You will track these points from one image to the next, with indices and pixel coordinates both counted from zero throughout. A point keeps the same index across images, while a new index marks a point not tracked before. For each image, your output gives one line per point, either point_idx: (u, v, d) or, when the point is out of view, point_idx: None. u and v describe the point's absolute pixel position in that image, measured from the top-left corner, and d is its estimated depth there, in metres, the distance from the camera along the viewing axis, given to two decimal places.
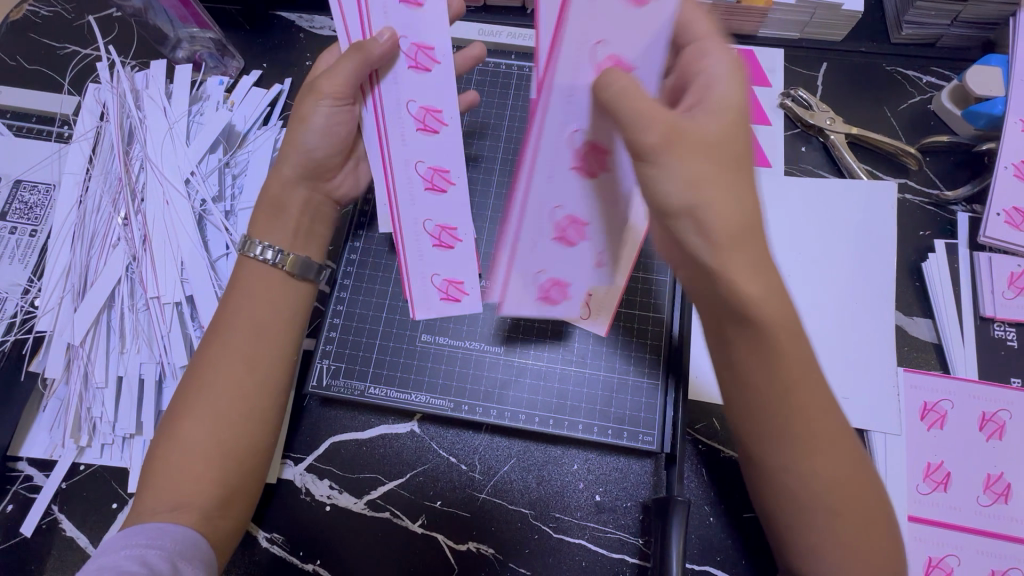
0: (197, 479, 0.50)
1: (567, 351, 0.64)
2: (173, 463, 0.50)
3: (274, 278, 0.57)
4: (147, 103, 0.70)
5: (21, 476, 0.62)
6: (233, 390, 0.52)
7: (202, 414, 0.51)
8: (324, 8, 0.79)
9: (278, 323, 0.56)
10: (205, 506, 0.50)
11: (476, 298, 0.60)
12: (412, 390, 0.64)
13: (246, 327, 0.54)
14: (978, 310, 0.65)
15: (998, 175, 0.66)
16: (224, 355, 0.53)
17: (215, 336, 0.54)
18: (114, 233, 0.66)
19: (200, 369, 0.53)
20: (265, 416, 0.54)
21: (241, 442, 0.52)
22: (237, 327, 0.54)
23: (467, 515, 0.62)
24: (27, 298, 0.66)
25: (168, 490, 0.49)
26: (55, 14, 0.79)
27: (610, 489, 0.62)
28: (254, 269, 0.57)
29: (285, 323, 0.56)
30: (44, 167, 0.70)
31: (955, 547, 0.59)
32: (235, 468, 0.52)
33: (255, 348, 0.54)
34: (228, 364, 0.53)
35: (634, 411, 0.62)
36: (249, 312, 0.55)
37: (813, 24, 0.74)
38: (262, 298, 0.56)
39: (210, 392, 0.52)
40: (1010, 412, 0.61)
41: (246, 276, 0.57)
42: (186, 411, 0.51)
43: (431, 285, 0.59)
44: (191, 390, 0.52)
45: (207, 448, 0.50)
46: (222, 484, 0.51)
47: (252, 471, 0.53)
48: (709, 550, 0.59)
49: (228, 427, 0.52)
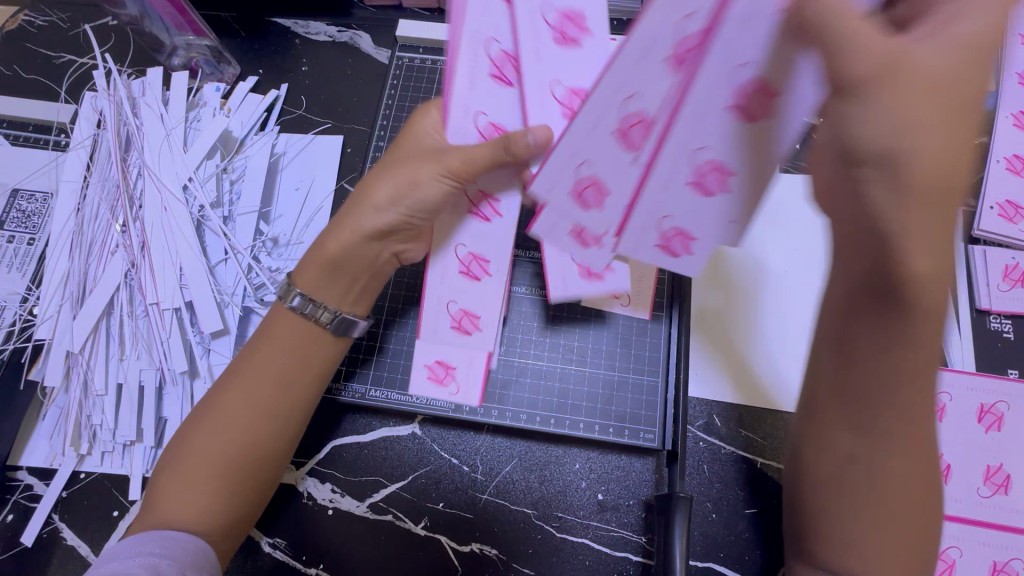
0: (199, 508, 0.49)
1: (567, 349, 0.65)
2: (173, 495, 0.49)
3: (300, 331, 0.55)
4: (144, 110, 0.71)
5: (20, 485, 0.62)
6: (247, 439, 0.51)
7: (210, 451, 0.50)
8: (319, 14, 0.79)
9: (303, 374, 0.55)
10: (204, 530, 0.49)
11: (661, 219, 0.45)
12: (413, 391, 0.65)
13: (264, 374, 0.53)
14: (974, 303, 0.65)
15: (990, 169, 0.67)
16: (238, 402, 0.52)
17: (230, 379, 0.53)
18: (113, 240, 0.66)
19: (214, 406, 0.52)
20: (278, 456, 0.54)
21: (252, 479, 0.52)
22: (251, 373, 0.53)
23: (469, 517, 0.62)
24: (25, 307, 0.65)
25: (174, 511, 0.49)
26: (50, 23, 0.79)
27: (612, 487, 0.62)
28: (277, 319, 0.55)
29: (305, 374, 0.55)
30: (41, 175, 0.70)
31: (958, 539, 0.59)
32: (239, 499, 0.52)
33: (272, 397, 0.53)
34: (236, 412, 0.52)
35: (634, 409, 0.62)
36: (269, 360, 0.54)
37: None
38: (292, 347, 0.54)
39: (217, 436, 0.51)
40: (1008, 403, 0.62)
41: (276, 322, 0.55)
42: (192, 453, 0.51)
43: (572, 172, 0.45)
44: (202, 422, 0.52)
45: (213, 485, 0.50)
46: (232, 513, 0.51)
47: (251, 503, 0.53)
48: (712, 547, 0.59)
49: (233, 465, 0.51)
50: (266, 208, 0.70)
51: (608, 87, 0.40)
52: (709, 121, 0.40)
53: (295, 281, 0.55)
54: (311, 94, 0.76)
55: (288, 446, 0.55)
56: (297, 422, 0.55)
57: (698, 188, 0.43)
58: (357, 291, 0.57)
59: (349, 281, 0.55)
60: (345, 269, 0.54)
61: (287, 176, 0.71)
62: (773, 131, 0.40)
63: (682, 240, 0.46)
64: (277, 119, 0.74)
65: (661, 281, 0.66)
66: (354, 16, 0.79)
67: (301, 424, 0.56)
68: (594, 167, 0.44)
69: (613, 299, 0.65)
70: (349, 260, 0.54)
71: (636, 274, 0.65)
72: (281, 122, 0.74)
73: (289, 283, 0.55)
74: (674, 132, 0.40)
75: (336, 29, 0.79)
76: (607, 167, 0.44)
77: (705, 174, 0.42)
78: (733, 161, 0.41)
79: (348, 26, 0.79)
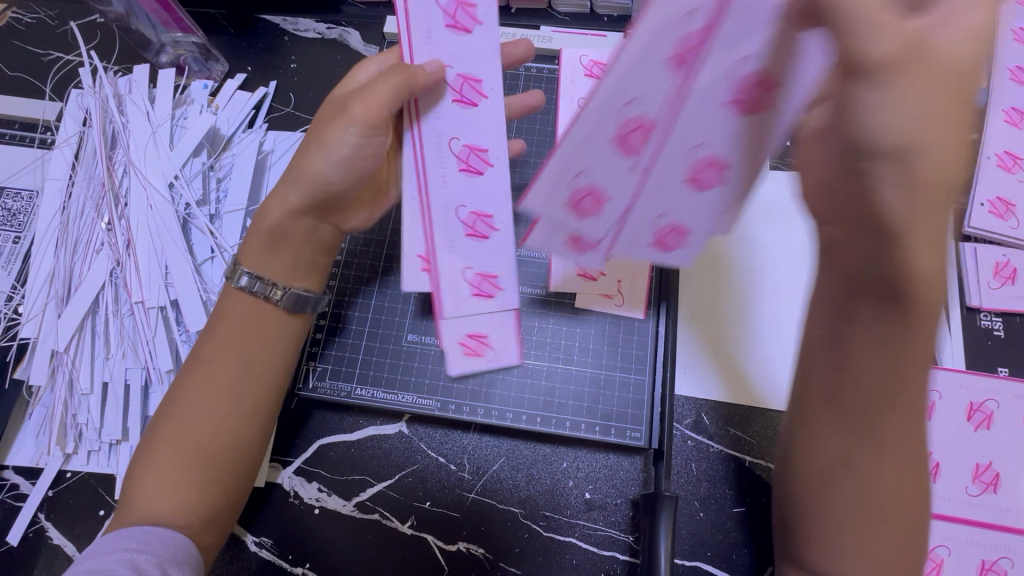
0: (175, 501, 0.49)
1: (554, 348, 0.64)
2: (148, 488, 0.49)
3: (261, 312, 0.55)
4: (130, 108, 0.70)
5: (7, 484, 0.62)
6: (216, 425, 0.51)
7: (182, 440, 0.50)
8: (307, 11, 0.79)
9: (271, 358, 0.55)
10: (183, 522, 0.49)
11: (657, 216, 0.47)
12: (399, 389, 0.64)
13: (228, 359, 0.53)
14: (964, 300, 0.65)
15: (982, 166, 0.66)
16: (205, 390, 0.52)
17: (195, 368, 0.53)
18: (98, 238, 0.66)
19: (180, 396, 0.52)
20: (252, 443, 0.54)
21: (225, 467, 0.52)
22: (218, 360, 0.53)
23: (457, 515, 0.62)
24: (10, 306, 0.65)
25: (149, 503, 0.49)
26: (37, 21, 0.79)
27: (599, 486, 0.61)
28: (228, 301, 0.55)
29: (267, 357, 0.55)
30: (26, 174, 0.70)
31: (947, 538, 0.58)
32: (216, 490, 0.51)
33: (237, 381, 0.53)
34: (203, 398, 0.52)
35: (621, 407, 0.62)
36: (233, 345, 0.53)
37: None
38: (245, 329, 0.54)
39: (187, 425, 0.51)
40: (998, 401, 0.61)
41: (229, 305, 0.55)
42: (164, 445, 0.50)
43: (568, 182, 0.42)
44: (172, 412, 0.51)
45: (186, 476, 0.50)
46: (208, 503, 0.51)
47: (229, 493, 0.52)
48: (699, 546, 0.59)
49: (207, 452, 0.51)
50: (252, 206, 0.69)
51: (584, 128, 0.37)
52: (712, 123, 0.38)
53: (242, 261, 0.55)
54: (299, 92, 0.75)
55: (262, 432, 0.55)
56: (267, 406, 0.55)
57: (695, 183, 0.43)
58: (302, 265, 0.57)
59: (293, 252, 0.55)
60: (284, 241, 0.55)
61: (275, 173, 0.71)
62: (772, 121, 0.39)
63: (677, 232, 0.49)
64: (265, 117, 0.74)
65: (654, 279, 0.66)
66: (343, 12, 0.79)
67: (274, 410, 0.55)
68: (590, 175, 0.42)
69: (610, 300, 0.65)
70: (287, 230, 0.54)
71: (629, 274, 0.66)
72: (269, 119, 0.74)
73: (235, 263, 0.55)
74: (662, 160, 0.40)
75: (325, 25, 0.78)
76: (607, 174, 0.41)
77: (703, 172, 0.42)
78: (731, 154, 0.41)
79: (337, 23, 0.78)
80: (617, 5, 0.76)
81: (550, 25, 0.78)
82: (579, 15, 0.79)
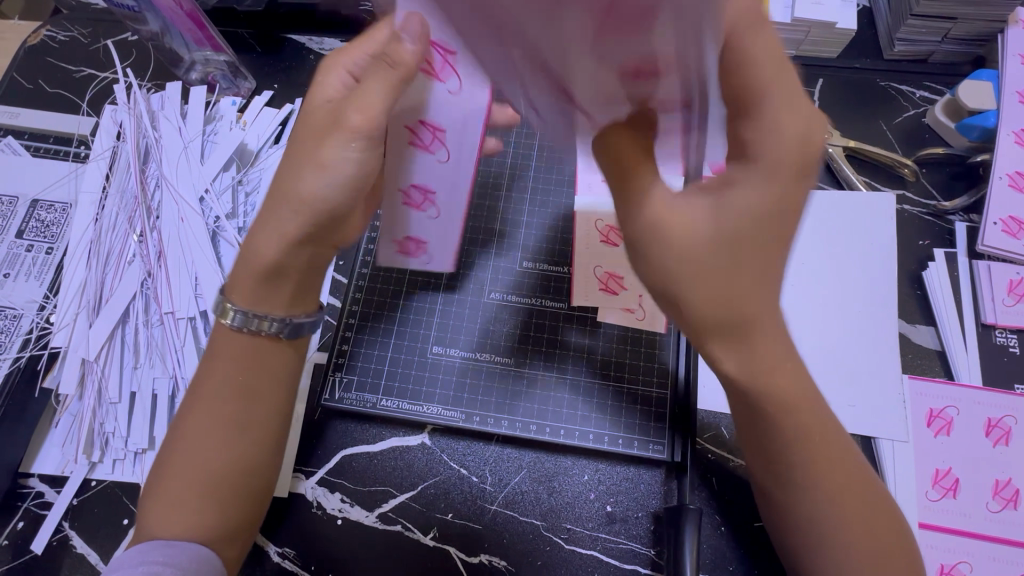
0: (191, 527, 0.49)
1: (576, 361, 0.65)
2: (164, 516, 0.49)
3: (257, 344, 0.53)
4: (162, 123, 0.72)
5: (31, 493, 0.62)
6: (221, 456, 0.51)
7: (190, 463, 0.50)
8: (334, 31, 0.81)
9: (267, 383, 0.53)
10: (199, 536, 0.49)
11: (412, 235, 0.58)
12: (424, 400, 0.65)
13: (228, 392, 0.52)
14: (980, 317, 0.66)
15: (994, 185, 0.68)
16: (207, 421, 0.51)
17: (195, 400, 0.52)
18: (130, 250, 0.68)
19: (182, 429, 0.51)
20: (257, 472, 0.53)
21: (234, 495, 0.51)
22: (216, 394, 0.52)
23: (478, 528, 0.62)
24: (42, 314, 0.66)
25: (164, 520, 0.49)
26: (72, 38, 0.81)
27: (621, 499, 0.62)
28: (223, 339, 0.53)
29: (268, 385, 0.53)
30: (60, 186, 0.71)
31: (967, 554, 0.59)
32: (233, 513, 0.51)
33: (238, 411, 0.52)
34: (206, 431, 0.51)
35: (643, 420, 0.63)
36: (232, 379, 0.52)
37: (807, 42, 0.77)
38: (243, 364, 0.52)
39: (191, 454, 0.50)
40: (1015, 417, 0.62)
41: (224, 343, 0.53)
42: (171, 474, 0.50)
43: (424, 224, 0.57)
44: (179, 440, 0.51)
45: (198, 501, 0.50)
46: (218, 528, 0.51)
47: (239, 520, 0.52)
48: (721, 560, 0.59)
49: (216, 479, 0.50)
50: None
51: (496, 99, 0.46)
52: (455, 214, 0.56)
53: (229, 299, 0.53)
54: None
55: (267, 461, 0.54)
56: (271, 434, 0.54)
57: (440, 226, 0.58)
58: (302, 294, 0.54)
59: (291, 285, 0.52)
60: (283, 276, 0.52)
61: None
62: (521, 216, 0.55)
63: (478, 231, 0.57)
64: (292, 133, 0.76)
65: None
66: (368, 33, 0.81)
67: (276, 436, 0.54)
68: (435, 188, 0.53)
69: (631, 314, 0.66)
70: (286, 265, 0.51)
71: None
72: None
73: (223, 300, 0.53)
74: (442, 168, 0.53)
75: None
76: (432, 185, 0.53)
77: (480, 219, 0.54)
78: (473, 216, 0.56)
79: None
80: None
81: None
82: None
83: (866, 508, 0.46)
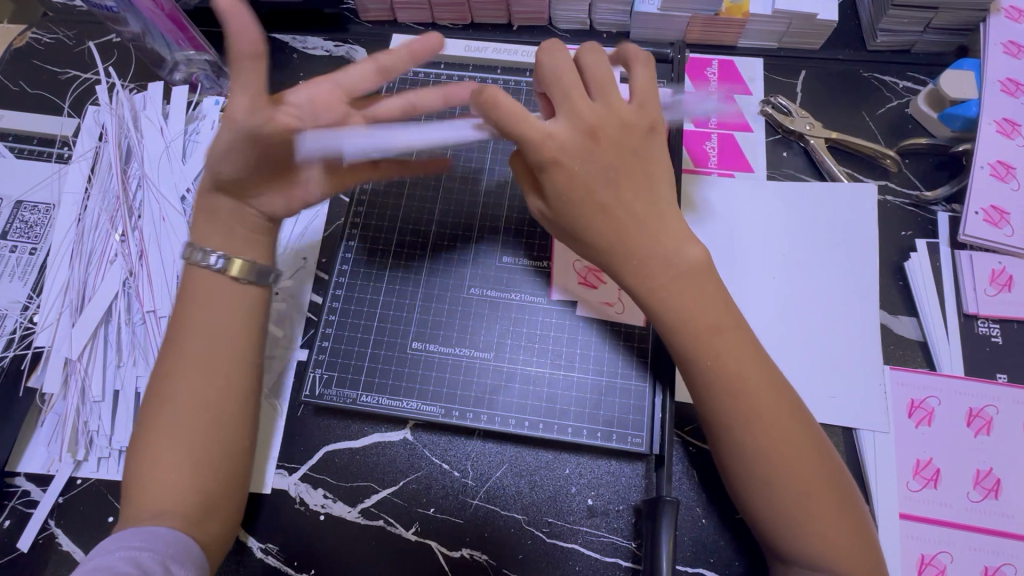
0: (176, 492, 0.50)
1: (556, 354, 0.65)
2: (149, 483, 0.50)
3: (226, 292, 0.56)
4: (144, 123, 0.73)
5: (17, 491, 0.63)
6: (203, 406, 0.52)
7: (173, 422, 0.51)
8: (316, 29, 0.81)
9: (236, 331, 0.56)
10: (178, 517, 0.49)
11: None
12: (404, 396, 0.64)
13: (203, 341, 0.54)
14: (962, 307, 0.66)
15: (976, 175, 0.68)
16: (186, 374, 0.53)
17: (173, 357, 0.54)
18: (112, 249, 0.68)
19: (162, 386, 0.53)
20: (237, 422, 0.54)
21: (217, 450, 0.52)
22: (192, 344, 0.54)
23: (460, 522, 0.62)
24: (26, 314, 0.67)
25: (150, 489, 0.50)
26: (57, 41, 0.82)
27: (602, 492, 0.62)
28: (196, 288, 0.56)
29: (237, 333, 0.56)
30: (44, 187, 0.72)
31: (948, 544, 0.58)
32: (213, 476, 0.52)
33: (213, 359, 0.54)
34: (186, 385, 0.53)
35: (622, 413, 0.62)
36: (204, 329, 0.54)
37: (789, 34, 0.77)
38: (218, 314, 0.55)
39: (173, 410, 0.52)
40: (997, 407, 0.62)
41: (196, 295, 0.56)
42: (155, 435, 0.51)
43: None
44: (154, 403, 0.52)
45: (184, 464, 0.50)
46: (204, 491, 0.51)
47: (225, 482, 0.53)
48: (701, 553, 0.60)
49: (197, 433, 0.52)
50: None
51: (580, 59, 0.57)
52: None
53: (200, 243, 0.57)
54: None
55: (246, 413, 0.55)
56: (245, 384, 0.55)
57: None
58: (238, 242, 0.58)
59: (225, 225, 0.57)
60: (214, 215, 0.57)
61: None
62: None
63: None
64: None
65: None
66: (350, 31, 0.81)
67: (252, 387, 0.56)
68: None
69: (611, 308, 0.66)
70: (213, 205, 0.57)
71: None
72: None
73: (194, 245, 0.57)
74: None
75: (333, 43, 0.81)
76: None
77: None
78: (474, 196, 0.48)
79: (345, 41, 0.81)
80: (616, 22, 0.79)
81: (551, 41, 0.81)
82: (579, 32, 0.81)
83: (787, 432, 0.50)
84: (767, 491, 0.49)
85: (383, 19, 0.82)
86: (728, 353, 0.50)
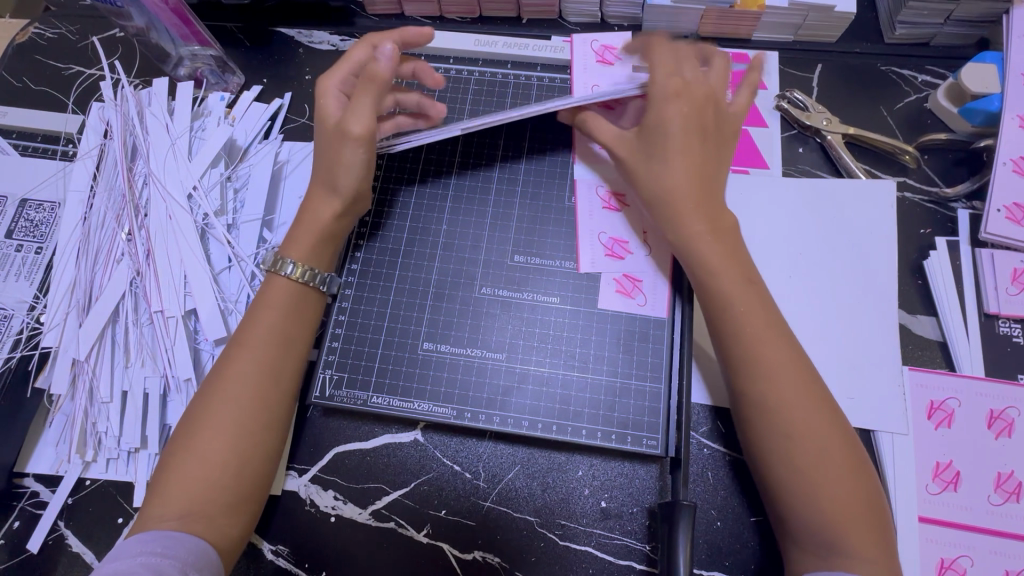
0: (204, 489, 0.49)
1: (569, 355, 0.64)
2: (184, 472, 0.49)
3: (294, 294, 0.57)
4: (149, 120, 0.72)
5: (26, 492, 0.63)
6: (255, 404, 0.52)
7: (222, 415, 0.51)
8: (323, 23, 0.80)
9: (301, 335, 0.56)
10: (196, 519, 0.48)
11: None
12: (414, 397, 0.64)
13: (268, 338, 0.55)
14: (982, 307, 0.64)
15: (998, 171, 0.66)
16: (245, 368, 0.53)
17: (235, 349, 0.54)
18: (118, 249, 0.67)
19: (221, 375, 0.53)
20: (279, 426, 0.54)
21: (256, 451, 0.52)
22: (257, 339, 0.54)
23: (472, 524, 0.62)
24: (33, 315, 0.66)
25: (182, 481, 0.49)
26: (60, 36, 0.80)
27: (616, 494, 0.61)
28: (268, 288, 0.57)
29: (301, 337, 0.56)
30: (49, 185, 0.71)
31: (968, 548, 0.58)
32: (246, 475, 0.51)
33: (274, 358, 0.54)
34: (241, 379, 0.53)
35: (637, 415, 0.62)
36: (270, 328, 0.55)
37: (805, 27, 0.75)
38: (284, 314, 0.56)
39: (226, 403, 0.52)
40: (1018, 408, 0.61)
41: (271, 293, 0.57)
42: (203, 426, 0.51)
43: None
44: (209, 391, 0.52)
45: (224, 459, 0.50)
46: (233, 493, 0.50)
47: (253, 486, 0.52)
48: (717, 556, 0.59)
49: (243, 431, 0.51)
50: (269, 216, 0.70)
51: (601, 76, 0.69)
52: None
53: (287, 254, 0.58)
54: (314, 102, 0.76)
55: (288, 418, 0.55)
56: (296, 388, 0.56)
57: None
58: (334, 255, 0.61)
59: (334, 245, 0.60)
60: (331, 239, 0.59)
61: (290, 185, 0.72)
62: None
63: None
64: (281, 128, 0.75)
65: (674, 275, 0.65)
66: (357, 25, 0.80)
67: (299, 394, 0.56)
68: None
69: (631, 301, 0.65)
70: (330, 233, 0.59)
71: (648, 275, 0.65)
72: (286, 130, 0.75)
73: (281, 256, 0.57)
74: None
75: (339, 37, 0.80)
76: None
77: None
78: None
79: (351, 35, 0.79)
80: (628, 14, 0.77)
81: (561, 34, 0.79)
82: (589, 25, 0.80)
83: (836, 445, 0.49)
84: (809, 514, 0.47)
85: (390, 13, 0.80)
86: (789, 362, 0.50)
